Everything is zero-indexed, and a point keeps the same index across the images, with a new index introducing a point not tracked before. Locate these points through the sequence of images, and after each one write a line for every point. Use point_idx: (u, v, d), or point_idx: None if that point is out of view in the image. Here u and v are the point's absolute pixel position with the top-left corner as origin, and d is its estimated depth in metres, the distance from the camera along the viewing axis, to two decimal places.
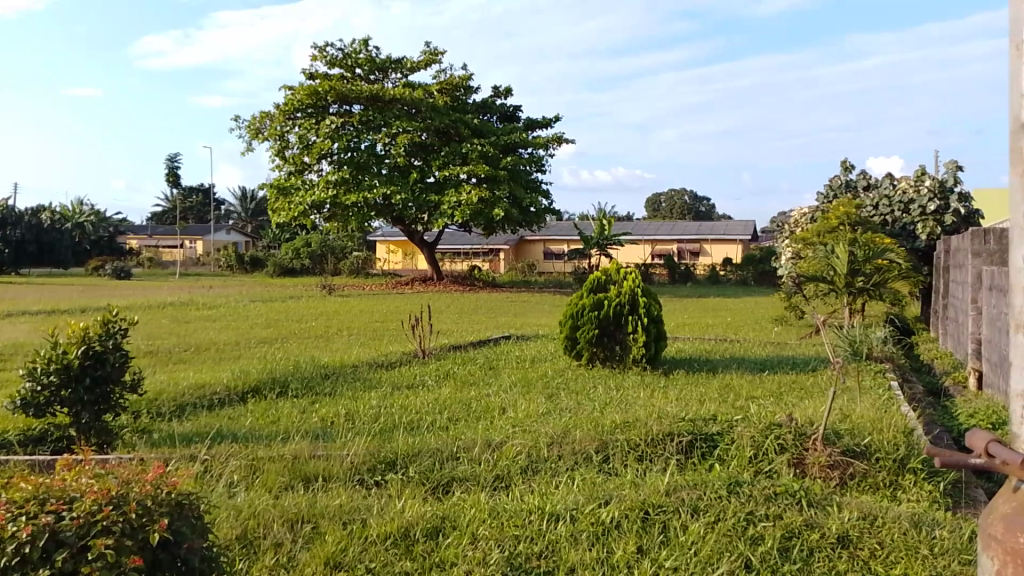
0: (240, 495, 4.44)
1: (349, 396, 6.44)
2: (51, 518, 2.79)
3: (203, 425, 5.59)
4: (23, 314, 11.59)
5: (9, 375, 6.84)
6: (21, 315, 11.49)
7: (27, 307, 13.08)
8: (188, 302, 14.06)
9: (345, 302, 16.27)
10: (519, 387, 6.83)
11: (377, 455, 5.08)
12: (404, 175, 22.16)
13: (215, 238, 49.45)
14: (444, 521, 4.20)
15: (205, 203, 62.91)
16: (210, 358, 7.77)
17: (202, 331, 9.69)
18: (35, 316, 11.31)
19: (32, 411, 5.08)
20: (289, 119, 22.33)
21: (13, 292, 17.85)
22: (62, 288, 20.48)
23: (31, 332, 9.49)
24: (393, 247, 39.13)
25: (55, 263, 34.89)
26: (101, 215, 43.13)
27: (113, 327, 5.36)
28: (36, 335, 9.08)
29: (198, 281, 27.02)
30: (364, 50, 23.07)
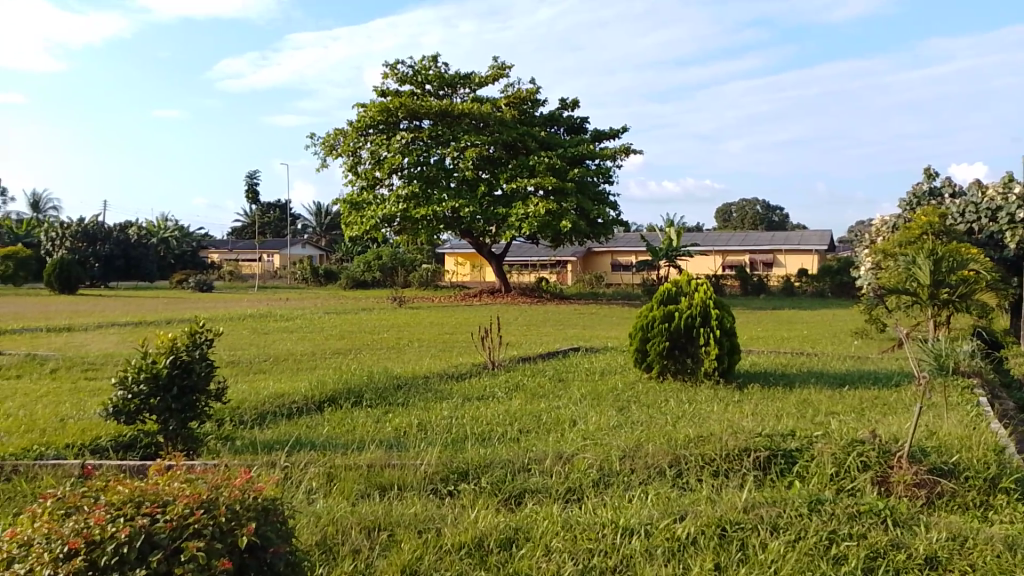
0: (319, 502, 4.56)
1: (421, 406, 6.54)
2: (147, 520, 2.94)
3: (283, 433, 5.77)
4: (113, 326, 12.17)
5: (101, 384, 7.19)
6: (111, 327, 12.02)
7: (118, 318, 13.74)
8: (266, 314, 14.47)
9: (416, 313, 16.45)
10: (589, 400, 6.79)
11: (449, 465, 5.14)
12: (473, 189, 22.39)
13: (291, 253, 51.02)
14: (518, 533, 4.21)
15: (283, 218, 65.30)
16: (287, 368, 7.99)
17: (279, 342, 9.98)
18: (124, 328, 11.86)
19: (124, 418, 5.32)
20: (362, 135, 22.87)
21: (103, 305, 18.67)
22: (146, 301, 21.29)
23: (121, 343, 9.91)
24: (461, 259, 39.72)
25: (143, 278, 36.26)
26: (185, 230, 45.01)
27: (199, 338, 5.62)
28: (125, 346, 9.51)
29: (274, 294, 27.81)
30: (433, 66, 23.46)
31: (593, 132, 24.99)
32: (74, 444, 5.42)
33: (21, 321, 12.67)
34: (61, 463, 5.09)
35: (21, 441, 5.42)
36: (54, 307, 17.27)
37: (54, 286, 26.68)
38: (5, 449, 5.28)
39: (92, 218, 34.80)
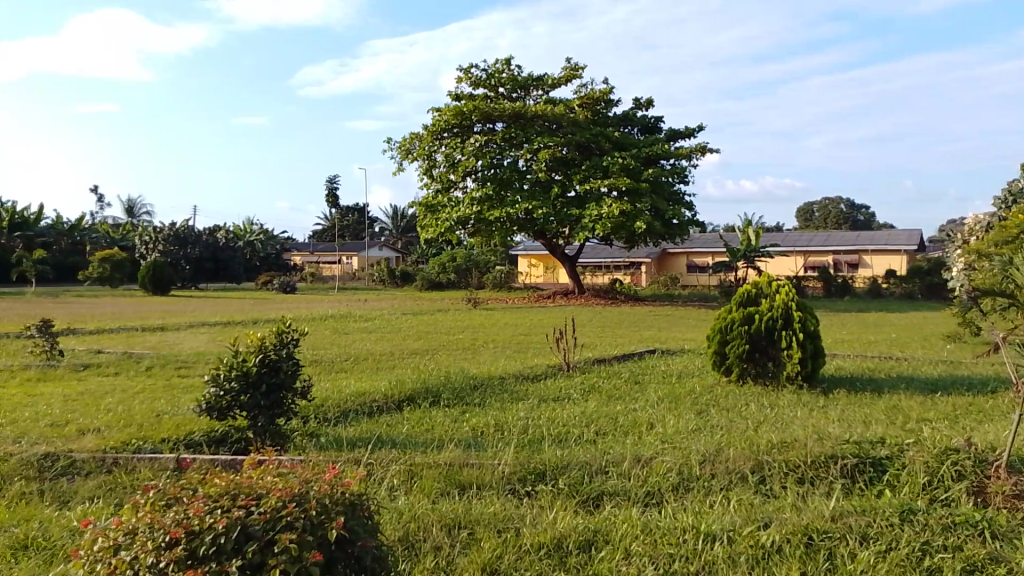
0: (401, 499, 4.67)
1: (497, 407, 6.60)
2: (242, 512, 3.07)
3: (364, 431, 5.92)
4: (205, 325, 12.76)
5: (194, 381, 7.56)
6: (203, 327, 12.58)
7: (210, 319, 14.38)
8: (346, 315, 14.88)
9: (491, 315, 16.59)
10: (666, 403, 6.72)
11: (527, 466, 5.17)
12: (546, 190, 22.43)
13: (368, 255, 52.23)
14: (597, 535, 4.21)
15: (361, 221, 67.03)
16: (367, 367, 8.20)
17: (359, 342, 10.24)
18: (214, 328, 12.38)
19: (216, 414, 5.56)
20: (437, 139, 23.22)
21: (192, 306, 19.55)
22: (233, 302, 22.17)
23: (211, 342, 10.35)
24: (534, 260, 39.83)
25: (230, 278, 37.78)
26: (269, 233, 46.69)
27: (286, 337, 5.83)
28: (216, 346, 9.93)
29: (353, 295, 28.56)
30: (507, 69, 23.61)
31: (667, 131, 24.65)
32: (170, 439, 5.70)
33: (123, 321, 13.40)
34: (158, 456, 5.35)
35: (121, 435, 5.73)
36: (150, 308, 18.21)
37: (149, 288, 28.10)
38: (108, 442, 5.60)
39: (183, 223, 36.00)
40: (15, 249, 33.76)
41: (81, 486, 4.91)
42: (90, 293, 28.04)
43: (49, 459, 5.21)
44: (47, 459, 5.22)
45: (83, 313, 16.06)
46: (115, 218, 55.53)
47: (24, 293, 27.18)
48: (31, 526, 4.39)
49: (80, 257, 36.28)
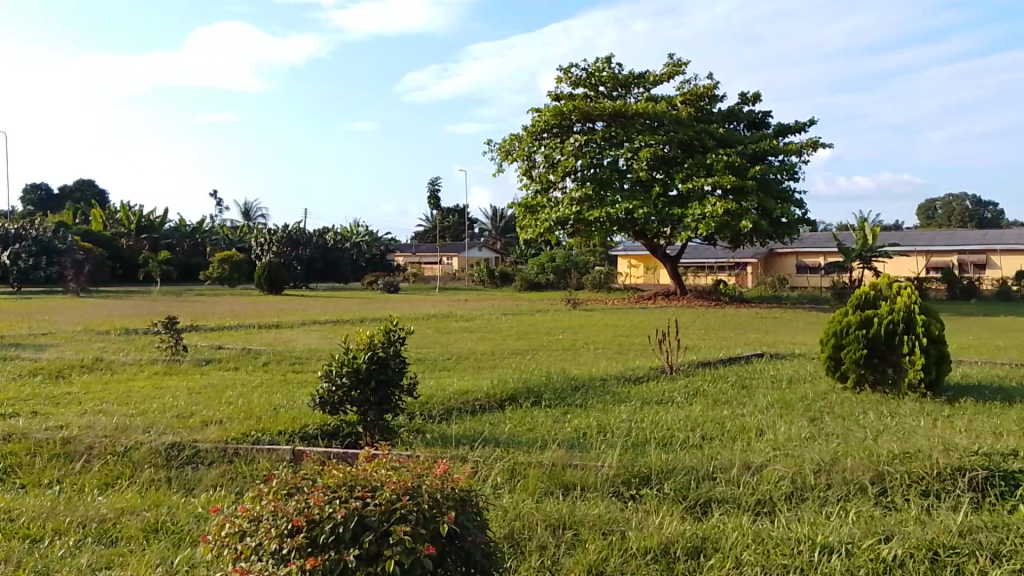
0: (506, 497, 4.69)
1: (600, 408, 6.55)
2: (359, 503, 3.16)
3: (468, 429, 6.00)
4: (316, 323, 13.32)
5: (307, 376, 7.90)
6: (315, 324, 13.15)
7: (321, 316, 14.99)
8: (449, 314, 15.18)
9: (591, 315, 16.52)
10: (776, 409, 6.47)
11: (631, 468, 5.10)
12: (647, 190, 22.09)
13: (469, 256, 53.12)
14: (705, 542, 4.09)
15: (462, 222, 68.35)
16: (469, 366, 8.32)
17: (462, 341, 10.40)
18: (325, 325, 12.91)
19: (329, 408, 5.80)
20: (536, 139, 23.32)
21: (304, 304, 20.42)
22: (340, 300, 23.01)
23: (323, 339, 10.80)
24: (633, 261, 39.36)
25: (338, 279, 39.32)
26: (375, 235, 48.31)
27: (394, 336, 6.00)
28: (326, 343, 10.34)
29: (455, 295, 29.10)
30: (607, 68, 23.45)
31: (775, 127, 23.81)
32: (286, 431, 5.96)
33: (243, 318, 14.14)
34: (275, 448, 5.60)
35: (242, 427, 6.05)
36: (267, 306, 19.18)
37: (265, 287, 29.60)
38: (229, 433, 5.92)
39: (296, 225, 37.56)
40: (143, 250, 36.17)
41: (205, 474, 5.21)
42: (211, 292, 29.79)
43: (176, 448, 5.55)
44: (174, 448, 5.55)
45: (206, 311, 17.05)
46: (234, 220, 58.84)
47: (154, 291, 29.17)
48: (161, 510, 4.69)
49: (201, 257, 38.61)
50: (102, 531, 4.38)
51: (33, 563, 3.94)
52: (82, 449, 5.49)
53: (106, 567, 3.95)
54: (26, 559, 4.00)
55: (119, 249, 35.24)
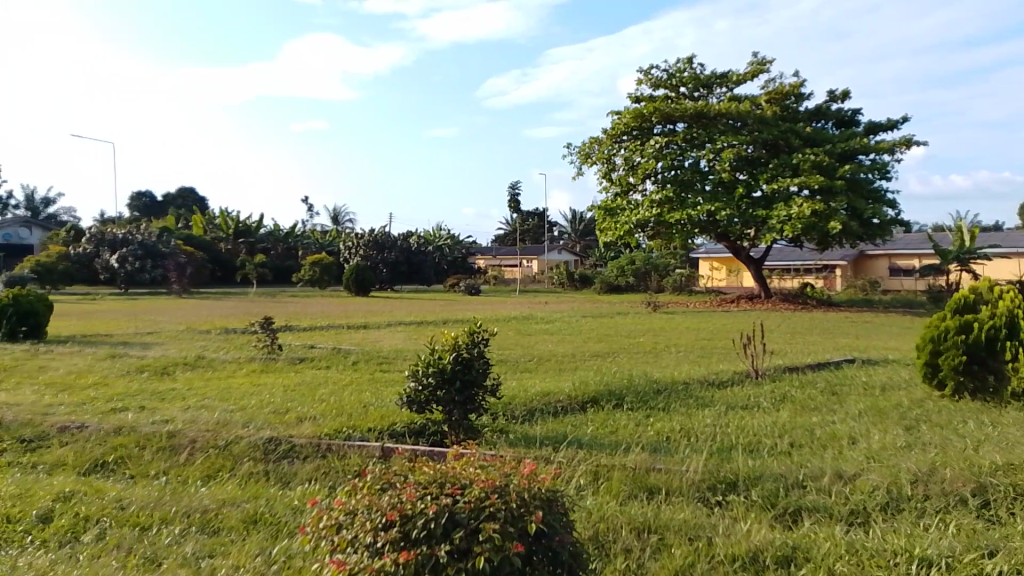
0: (590, 499, 4.73)
1: (683, 412, 6.50)
2: (449, 500, 3.26)
3: (551, 430, 6.06)
4: (403, 324, 13.66)
5: (394, 376, 8.14)
6: (402, 326, 13.50)
7: (406, 318, 15.35)
8: (530, 316, 15.30)
9: (672, 318, 16.33)
10: (869, 416, 6.26)
11: (716, 474, 5.05)
12: (730, 191, 21.63)
13: (548, 258, 53.25)
14: (796, 551, 4.02)
15: (541, 225, 68.59)
16: (551, 368, 8.39)
17: (544, 343, 10.48)
18: (410, 327, 13.24)
19: (415, 407, 5.98)
20: (616, 142, 23.21)
21: (389, 307, 20.96)
22: (423, 303, 23.50)
23: (410, 340, 11.08)
24: (716, 263, 38.59)
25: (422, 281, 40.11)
26: (456, 238, 49.06)
27: (477, 337, 6.12)
28: (412, 344, 10.61)
29: (535, 298, 29.25)
30: (689, 68, 23.12)
31: (865, 125, 22.93)
32: (375, 428, 6.16)
33: (332, 319, 14.66)
34: (365, 444, 5.81)
35: (334, 423, 6.30)
36: (353, 308, 19.79)
37: (351, 289, 30.54)
38: (322, 429, 6.16)
39: (382, 228, 38.46)
40: (240, 254, 37.98)
41: (300, 468, 5.46)
42: (301, 293, 30.93)
43: (273, 443, 5.82)
44: (270, 443, 5.83)
45: (298, 312, 17.76)
46: (322, 225, 60.91)
47: (248, 293, 30.53)
48: (259, 502, 4.94)
49: (291, 261, 40.14)
50: (206, 521, 4.64)
51: (143, 549, 4.22)
52: (186, 442, 5.80)
53: (210, 555, 4.19)
54: (138, 544, 4.28)
55: (218, 252, 37.21)
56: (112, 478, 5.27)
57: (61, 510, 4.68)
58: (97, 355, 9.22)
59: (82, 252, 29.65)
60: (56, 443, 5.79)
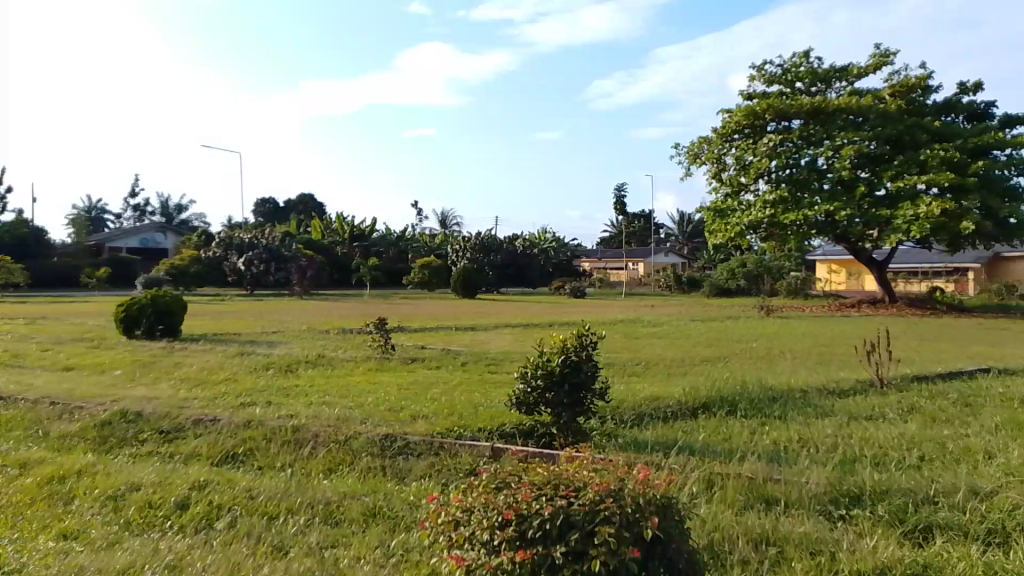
0: (704, 507, 4.62)
1: (801, 421, 6.25)
2: (564, 501, 3.27)
3: (661, 435, 5.99)
4: (511, 326, 13.83)
5: (504, 377, 8.25)
6: (511, 328, 13.65)
7: (515, 320, 15.52)
8: (639, 320, 15.14)
9: (787, 323, 15.73)
10: (1008, 430, 5.81)
11: (839, 487, 4.83)
12: (850, 190, 20.56)
13: (654, 261, 52.47)
14: (928, 570, 3.78)
15: (648, 227, 67.63)
16: (660, 372, 8.27)
17: (653, 347, 10.35)
18: (518, 329, 13.37)
19: (524, 408, 6.05)
20: (727, 141, 22.61)
21: (496, 309, 21.28)
22: (530, 305, 23.70)
23: (519, 342, 11.20)
24: (833, 266, 36.84)
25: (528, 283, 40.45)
26: (561, 241, 49.14)
27: (586, 340, 6.11)
28: (522, 346, 10.73)
29: (642, 301, 28.91)
30: (805, 63, 22.22)
31: (1001, 117, 21.33)
32: (485, 428, 6.27)
33: (443, 321, 15.02)
34: (476, 444, 5.92)
35: (446, 422, 6.45)
36: (463, 310, 20.22)
37: (459, 291, 31.22)
38: (435, 427, 6.33)
39: (490, 232, 39.01)
40: (355, 256, 39.74)
41: (415, 465, 5.64)
42: (412, 296, 31.80)
43: (389, 440, 6.03)
44: (386, 439, 6.04)
45: (410, 313, 18.31)
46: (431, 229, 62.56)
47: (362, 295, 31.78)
48: (377, 496, 5.14)
49: (403, 264, 41.43)
50: (328, 513, 4.87)
51: (272, 537, 4.46)
52: (309, 437, 6.09)
53: (333, 545, 4.39)
54: (267, 533, 4.53)
55: (335, 256, 38.97)
56: (242, 470, 5.61)
57: (197, 497, 5.01)
58: (228, 352, 9.85)
59: (213, 255, 31.78)
60: (192, 434, 6.21)
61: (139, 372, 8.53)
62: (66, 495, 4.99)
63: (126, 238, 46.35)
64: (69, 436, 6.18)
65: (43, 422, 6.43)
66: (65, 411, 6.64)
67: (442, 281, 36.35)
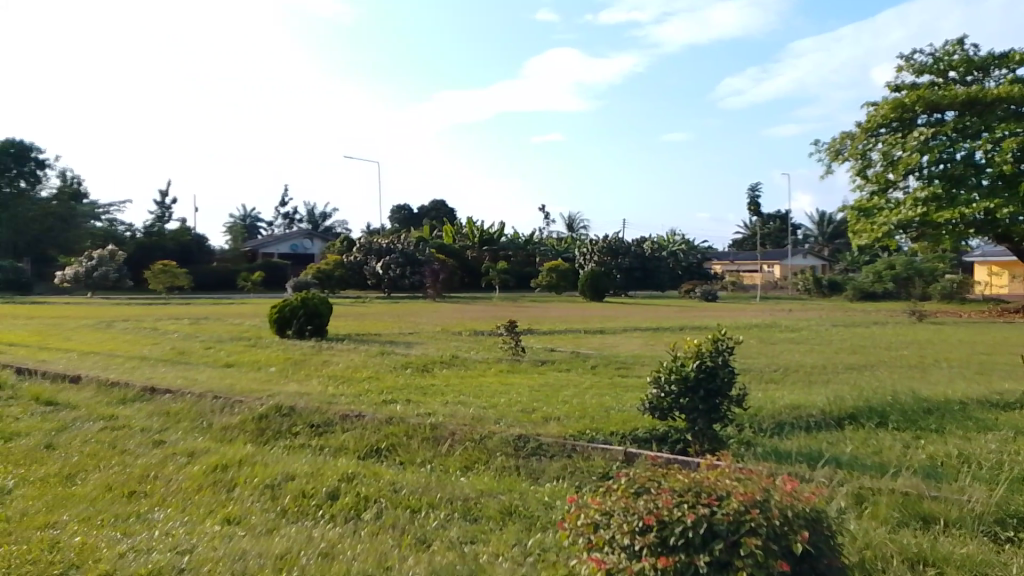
0: (854, 522, 4.39)
1: (961, 435, 5.81)
2: (707, 510, 3.22)
3: (803, 445, 5.75)
4: (640, 330, 13.70)
5: (636, 381, 8.20)
6: (642, 332, 13.51)
7: (644, 324, 15.34)
8: (776, 325, 14.57)
9: (942, 330, 14.63)
10: None
11: (1006, 508, 4.45)
12: (1013, 185, 18.79)
13: (791, 263, 50.20)
14: None
15: (784, 228, 64.78)
16: (801, 380, 7.93)
17: (791, 353, 9.94)
18: (648, 333, 13.22)
19: (658, 414, 5.98)
20: (872, 136, 21.33)
21: (625, 312, 21.16)
22: (660, 309, 23.35)
23: (651, 346, 11.07)
24: (995, 268, 33.83)
25: (656, 286, 39.81)
26: (692, 243, 47.97)
27: (721, 345, 5.97)
28: (653, 350, 10.61)
29: (779, 305, 27.78)
30: (959, 50, 20.62)
31: None
32: (618, 432, 6.25)
33: (572, 324, 15.09)
34: (608, 447, 5.92)
35: (579, 425, 6.49)
36: (591, 313, 20.24)
37: (587, 294, 31.28)
38: (567, 429, 6.39)
39: (617, 234, 38.74)
40: (485, 260, 40.59)
41: (548, 466, 5.72)
42: (539, 299, 32.33)
43: (522, 440, 6.14)
44: (520, 440, 6.16)
45: (539, 316, 18.53)
46: (558, 232, 62.94)
47: (492, 298, 32.48)
48: (513, 495, 5.26)
49: (532, 268, 41.88)
50: (466, 508, 5.03)
51: (415, 530, 4.66)
52: (446, 435, 6.31)
53: (472, 541, 4.54)
54: (410, 526, 4.74)
55: (466, 260, 40.07)
56: (385, 464, 5.90)
57: (345, 489, 5.31)
58: (369, 352, 10.37)
59: (353, 260, 33.35)
60: (338, 429, 6.59)
61: (291, 370, 9.16)
62: (229, 482, 5.44)
63: (276, 244, 49.80)
64: (230, 426, 6.72)
65: (208, 414, 7.03)
66: (227, 404, 7.23)
67: (569, 284, 36.48)
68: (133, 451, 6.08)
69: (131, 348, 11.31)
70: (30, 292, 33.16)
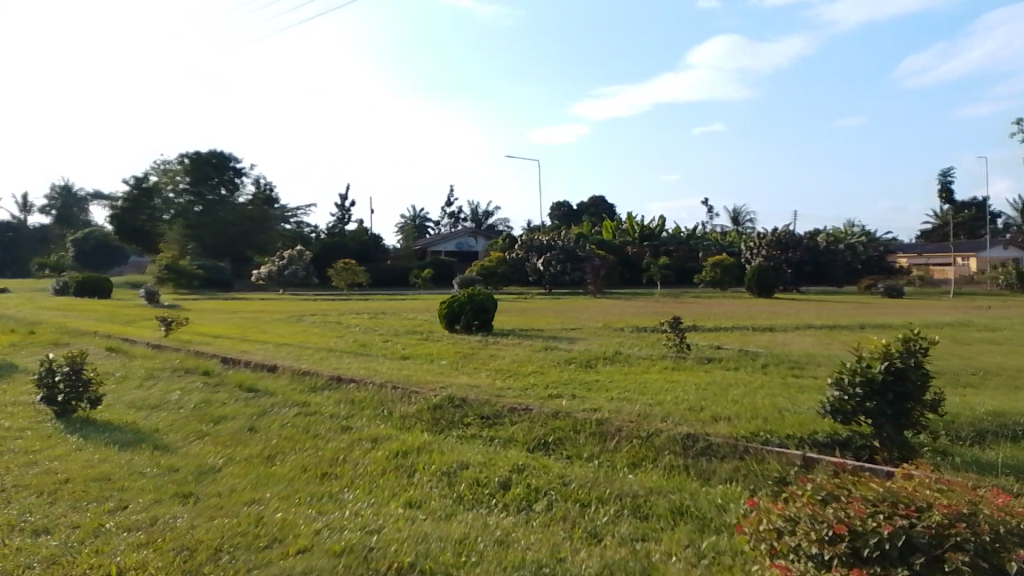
0: None
1: None
2: (906, 522, 3.00)
3: (1011, 459, 5.22)
4: (815, 328, 12.94)
5: (813, 382, 7.78)
6: (817, 330, 12.76)
7: (818, 322, 14.48)
8: (974, 323, 13.21)
9: None
10: None
11: None
12: None
13: (989, 256, 45.20)
14: None
15: (980, 217, 58.45)
16: (1004, 385, 7.18)
17: (992, 355, 9.00)
18: (824, 331, 12.46)
19: (840, 418, 5.63)
20: None
21: (798, 309, 20.05)
22: (835, 306, 21.90)
23: (828, 345, 10.44)
24: None
25: (830, 281, 37.15)
26: (872, 234, 44.45)
27: (913, 346, 5.57)
28: (830, 349, 9.99)
29: (976, 302, 25.11)
30: None
31: None
32: (794, 435, 5.94)
33: (738, 320, 14.69)
34: (785, 451, 5.68)
35: (751, 426, 6.26)
36: (759, 309, 19.37)
37: (754, 290, 30.08)
38: (738, 430, 6.18)
39: (787, 227, 36.70)
40: (645, 255, 40.02)
41: (720, 467, 5.60)
42: (703, 294, 31.55)
43: (691, 439, 6.00)
44: (688, 438, 6.02)
45: (704, 312, 18.02)
46: (720, 226, 60.74)
47: (653, 294, 32.00)
48: (683, 494, 5.18)
49: (694, 262, 40.61)
50: (637, 505, 5.03)
51: (586, 524, 4.73)
52: (613, 430, 6.30)
53: (643, 538, 4.52)
54: (581, 519, 4.81)
55: (627, 256, 39.72)
56: (554, 457, 6.02)
57: (517, 479, 5.47)
58: (533, 347, 10.61)
59: (516, 256, 34.03)
60: (508, 421, 6.80)
61: (461, 363, 9.58)
62: (409, 467, 5.79)
63: (443, 243, 52.05)
64: (408, 415, 7.13)
65: (388, 403, 7.51)
66: (404, 394, 7.68)
67: (733, 279, 35.08)
68: (323, 435, 6.61)
69: (319, 340, 12.31)
70: (233, 289, 36.85)
